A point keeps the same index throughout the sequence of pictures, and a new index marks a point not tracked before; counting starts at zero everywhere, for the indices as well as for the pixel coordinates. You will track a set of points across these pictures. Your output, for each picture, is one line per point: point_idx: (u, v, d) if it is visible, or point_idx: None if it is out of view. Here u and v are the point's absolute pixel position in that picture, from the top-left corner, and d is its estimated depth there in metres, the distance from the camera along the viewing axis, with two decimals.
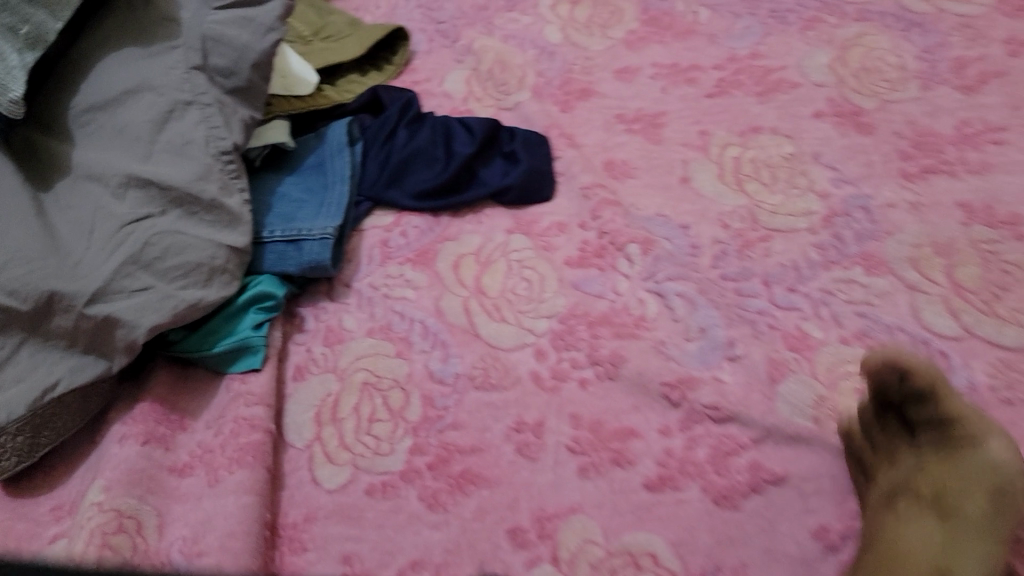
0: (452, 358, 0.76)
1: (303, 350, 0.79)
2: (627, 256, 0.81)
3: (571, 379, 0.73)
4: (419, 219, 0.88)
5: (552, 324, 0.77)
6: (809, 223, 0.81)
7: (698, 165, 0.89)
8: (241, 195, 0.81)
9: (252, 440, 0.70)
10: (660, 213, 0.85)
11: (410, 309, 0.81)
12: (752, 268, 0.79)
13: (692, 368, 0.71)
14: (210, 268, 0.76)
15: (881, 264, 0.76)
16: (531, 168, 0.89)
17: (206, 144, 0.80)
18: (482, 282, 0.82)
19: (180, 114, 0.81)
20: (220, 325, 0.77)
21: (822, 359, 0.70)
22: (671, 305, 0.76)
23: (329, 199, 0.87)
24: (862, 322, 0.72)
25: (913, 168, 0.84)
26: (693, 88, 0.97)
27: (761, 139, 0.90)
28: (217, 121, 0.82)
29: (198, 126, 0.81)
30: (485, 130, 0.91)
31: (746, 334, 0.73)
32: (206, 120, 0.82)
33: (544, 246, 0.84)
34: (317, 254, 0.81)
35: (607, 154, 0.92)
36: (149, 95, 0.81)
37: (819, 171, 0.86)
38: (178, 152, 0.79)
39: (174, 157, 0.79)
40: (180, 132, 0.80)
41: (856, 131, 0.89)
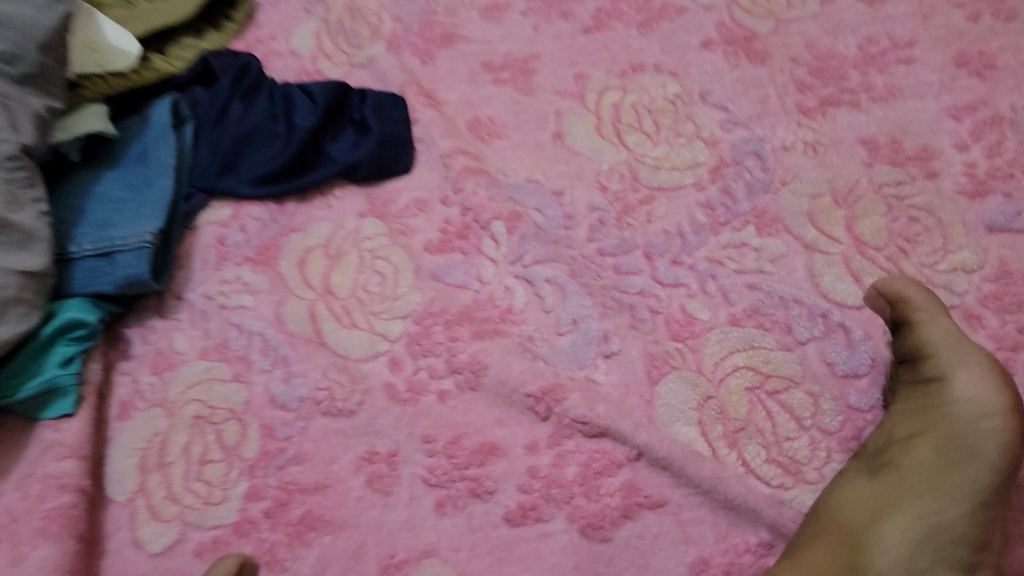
0: (295, 377, 0.66)
1: (129, 382, 0.69)
2: (492, 236, 0.71)
3: (429, 393, 0.64)
4: (260, 209, 0.77)
5: (408, 326, 0.67)
6: (696, 177, 0.71)
7: (573, 117, 0.78)
8: (34, 207, 0.69)
9: (62, 504, 0.60)
10: (531, 178, 0.74)
11: (248, 320, 0.70)
12: (632, 238, 0.69)
13: (562, 367, 0.62)
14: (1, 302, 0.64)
15: (775, 222, 0.66)
16: (384, 138, 0.77)
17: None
18: (331, 280, 0.72)
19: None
20: (23, 365, 0.66)
21: (706, 348, 0.61)
22: (539, 293, 0.67)
23: (150, 196, 0.75)
24: (754, 296, 0.63)
25: (812, 101, 0.73)
26: (568, 22, 0.85)
27: (643, 79, 0.79)
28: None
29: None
30: (328, 96, 0.79)
31: (623, 324, 0.63)
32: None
33: (401, 230, 0.74)
34: (133, 266, 0.70)
35: (471, 111, 0.80)
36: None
37: (707, 112, 0.75)
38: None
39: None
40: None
41: (748, 61, 0.78)
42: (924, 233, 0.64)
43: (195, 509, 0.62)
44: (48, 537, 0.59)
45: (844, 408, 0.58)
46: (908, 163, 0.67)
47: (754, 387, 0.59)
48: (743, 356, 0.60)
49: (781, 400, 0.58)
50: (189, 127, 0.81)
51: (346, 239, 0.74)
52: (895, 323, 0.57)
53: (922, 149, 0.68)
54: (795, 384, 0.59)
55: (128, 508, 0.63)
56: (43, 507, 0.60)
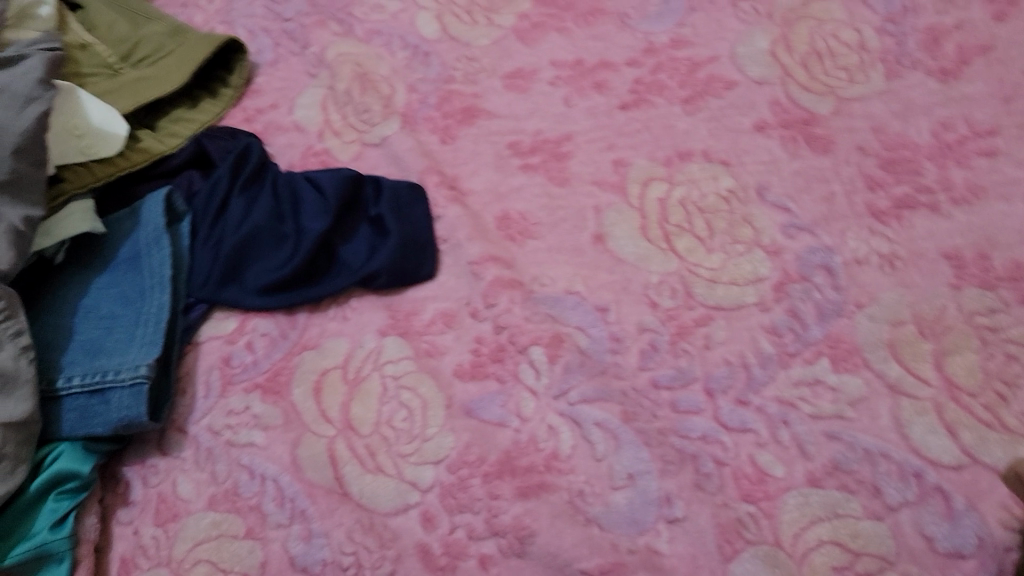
0: (316, 536, 0.59)
1: (129, 535, 0.62)
2: (531, 363, 0.63)
3: (468, 557, 0.57)
4: (268, 322, 0.69)
5: (440, 474, 0.60)
6: (759, 295, 0.63)
7: (614, 214, 0.70)
8: (14, 343, 0.61)
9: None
10: (570, 289, 0.66)
11: (260, 462, 0.63)
12: (690, 369, 0.61)
13: (621, 533, 0.55)
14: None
15: (851, 355, 0.59)
16: (404, 241, 0.69)
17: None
18: (351, 413, 0.64)
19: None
20: (9, 527, 0.59)
21: (783, 515, 0.54)
22: (588, 438, 0.59)
23: (144, 313, 0.67)
24: (834, 448, 0.56)
25: (884, 201, 0.66)
26: (603, 96, 0.77)
27: (692, 169, 0.71)
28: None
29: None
30: (340, 192, 0.71)
31: (686, 485, 0.56)
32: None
33: (427, 351, 0.66)
34: (128, 408, 0.62)
35: (500, 205, 0.72)
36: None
37: (766, 213, 0.67)
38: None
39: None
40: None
41: (808, 149, 0.70)
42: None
43: None
44: None
45: None
46: (998, 285, 0.60)
47: (842, 567, 0.52)
48: (828, 527, 0.53)
49: None
50: (186, 223, 0.73)
51: (366, 362, 0.66)
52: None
53: (1014, 267, 0.61)
54: (890, 565, 0.51)
55: None
56: None
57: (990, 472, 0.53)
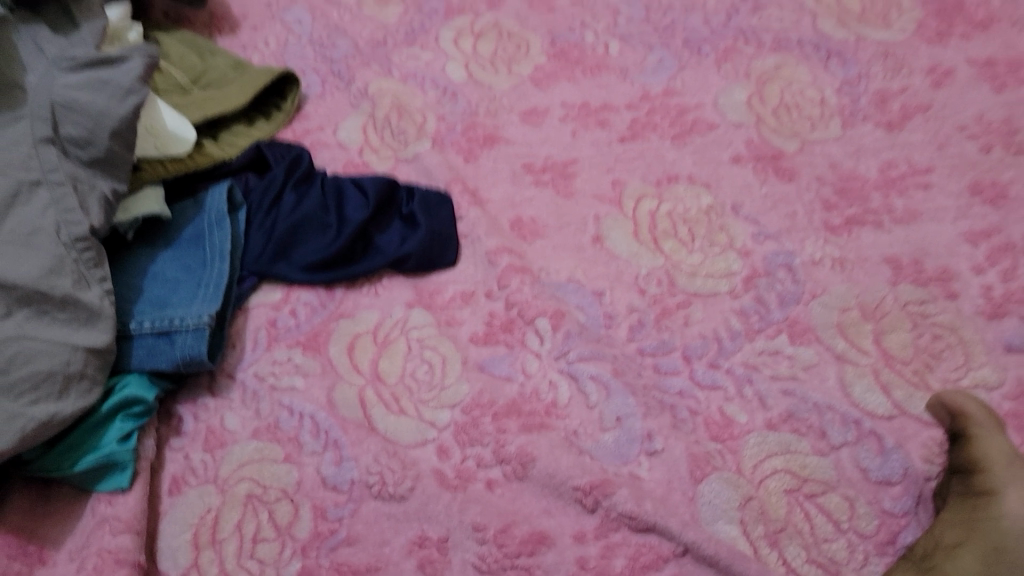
0: (346, 460, 0.68)
1: (180, 458, 0.71)
2: (537, 331, 0.74)
3: (477, 480, 0.66)
4: (310, 294, 0.80)
5: (456, 415, 0.70)
6: (731, 286, 0.75)
7: (611, 221, 0.82)
8: (100, 286, 0.73)
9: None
10: (572, 278, 0.78)
11: (299, 403, 0.72)
12: (671, 340, 0.72)
13: (608, 462, 0.65)
14: (65, 375, 0.67)
15: (806, 332, 0.71)
16: (431, 232, 0.81)
17: (56, 228, 0.71)
18: (380, 366, 0.74)
19: (26, 194, 0.72)
20: (82, 438, 0.68)
21: (745, 450, 0.64)
22: (583, 389, 0.70)
23: (206, 278, 0.78)
24: (789, 402, 0.67)
25: (837, 219, 0.79)
26: (605, 131, 0.90)
27: (678, 189, 0.84)
28: (69, 201, 0.73)
29: (49, 208, 0.72)
30: (379, 190, 0.83)
31: (665, 425, 0.67)
32: (56, 199, 0.73)
33: (447, 321, 0.77)
34: (191, 347, 0.72)
35: (514, 210, 0.84)
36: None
37: (739, 224, 0.80)
38: (26, 239, 0.70)
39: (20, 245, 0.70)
40: (26, 217, 0.71)
41: (776, 177, 0.83)
42: (945, 352, 0.68)
43: None
44: None
45: (880, 512, 0.61)
46: (930, 284, 0.73)
47: (792, 489, 0.62)
48: (782, 460, 0.63)
49: (819, 503, 0.61)
50: (242, 213, 0.84)
51: (393, 328, 0.77)
52: (953, 435, 0.61)
53: (942, 271, 0.73)
54: (832, 488, 0.62)
55: None
56: None
57: (917, 421, 0.65)
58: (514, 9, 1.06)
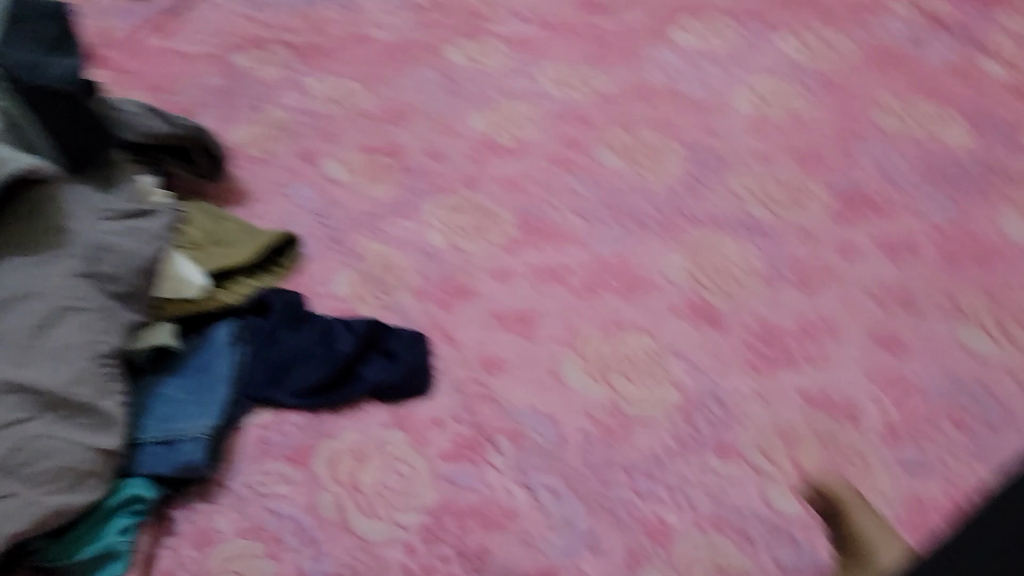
0: (322, 556, 0.77)
1: (171, 554, 0.79)
2: (498, 449, 0.84)
3: (438, 573, 0.74)
4: (298, 416, 0.91)
5: (423, 518, 0.79)
6: (667, 412, 0.86)
7: (566, 359, 0.94)
8: (116, 398, 0.83)
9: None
10: (530, 405, 0.89)
11: (283, 507, 0.81)
12: (615, 457, 0.82)
13: (557, 557, 0.75)
14: (81, 471, 0.77)
15: (731, 451, 0.82)
16: (408, 365, 0.92)
17: (87, 346, 0.83)
18: (357, 478, 0.83)
19: (65, 317, 0.84)
20: (86, 530, 0.77)
21: (676, 545, 0.75)
22: (537, 496, 0.80)
23: (207, 398, 0.88)
24: (715, 509, 0.78)
25: (759, 360, 0.91)
26: (563, 288, 1.04)
27: (624, 335, 0.97)
28: (98, 325, 0.86)
29: (83, 329, 0.84)
30: (365, 328, 0.95)
31: (606, 525, 0.76)
32: (90, 323, 0.85)
33: (418, 440, 0.86)
34: (191, 454, 0.82)
35: (484, 351, 0.96)
36: (35, 301, 0.83)
37: (675, 363, 0.92)
38: (59, 355, 0.82)
39: (55, 359, 0.81)
40: (62, 334, 0.83)
41: (708, 326, 0.96)
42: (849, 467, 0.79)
43: None
44: None
45: None
46: (840, 415, 0.85)
47: None
48: (706, 554, 0.75)
49: None
50: (243, 347, 0.96)
51: (370, 446, 0.86)
52: (828, 515, 0.73)
53: (848, 403, 0.86)
54: None
55: None
56: None
57: (824, 523, 0.74)
58: (488, 189, 1.23)
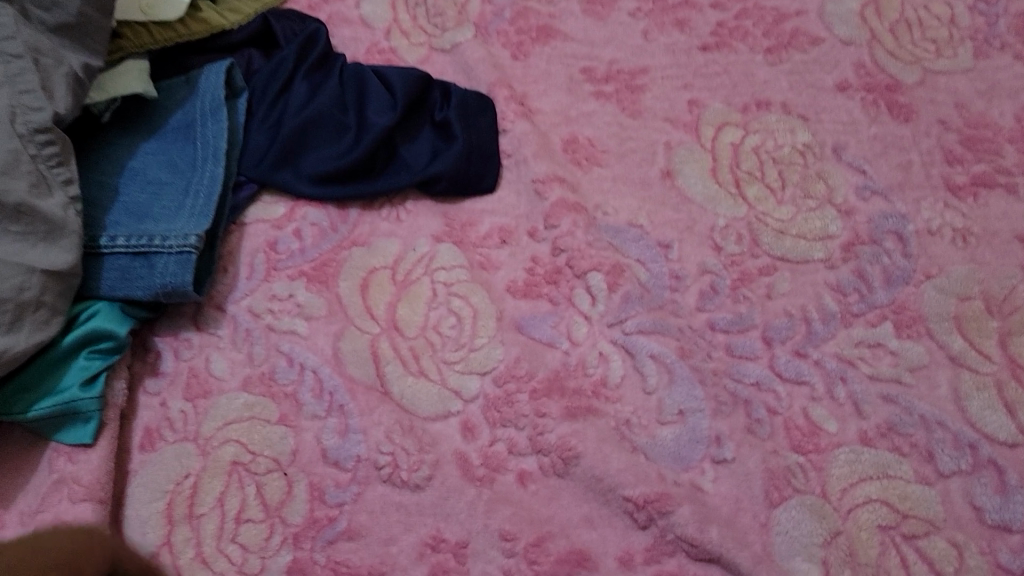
0: (352, 432, 0.57)
1: (156, 406, 0.60)
2: (588, 288, 0.62)
3: (507, 471, 0.55)
4: (318, 212, 0.67)
5: (486, 386, 0.58)
6: (827, 252, 0.62)
7: (685, 153, 0.68)
8: (63, 191, 0.58)
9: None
10: (633, 222, 0.65)
11: (300, 352, 0.61)
12: (750, 315, 0.60)
13: (665, 466, 0.54)
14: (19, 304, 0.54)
15: (915, 322, 0.59)
16: (469, 149, 0.67)
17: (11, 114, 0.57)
18: (397, 313, 0.62)
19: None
20: (38, 378, 0.57)
21: (833, 469, 0.53)
22: (640, 369, 0.58)
23: (195, 184, 0.64)
24: (890, 411, 0.55)
25: (961, 178, 0.65)
26: (683, 34, 0.74)
27: (768, 119, 0.69)
28: (27, 79, 0.58)
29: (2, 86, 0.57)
30: (409, 90, 0.68)
31: (738, 427, 0.55)
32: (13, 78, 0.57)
33: (481, 263, 0.64)
34: (172, 274, 0.60)
35: (568, 128, 0.70)
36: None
37: (840, 173, 0.66)
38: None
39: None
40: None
41: (889, 116, 0.69)
42: None
43: None
44: None
45: (994, 566, 0.50)
46: None
47: (888, 526, 0.52)
48: (877, 486, 0.53)
49: (919, 547, 0.51)
50: (243, 100, 0.70)
51: (415, 266, 0.64)
52: None
53: None
54: (937, 529, 0.51)
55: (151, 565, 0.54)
56: None
57: None
58: None
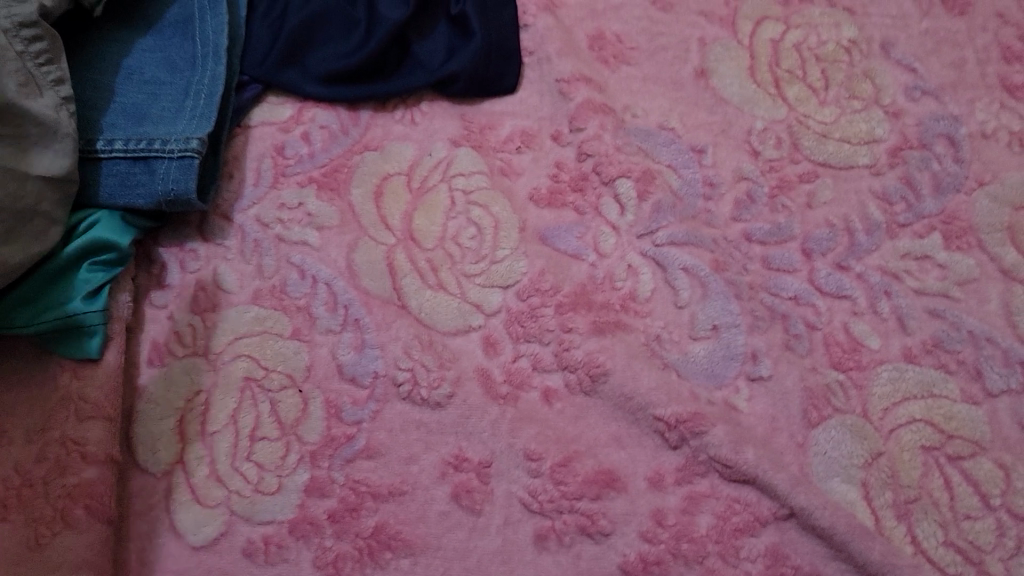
0: (369, 347, 0.55)
1: (163, 319, 0.57)
2: (616, 196, 0.58)
3: (532, 389, 0.53)
4: (328, 114, 0.63)
5: (509, 299, 0.55)
6: (873, 157, 0.58)
7: (720, 49, 0.63)
8: (55, 92, 0.55)
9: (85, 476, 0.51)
10: (664, 125, 0.60)
11: (312, 264, 0.58)
12: (789, 225, 0.56)
13: (698, 384, 0.52)
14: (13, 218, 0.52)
15: (966, 233, 0.55)
16: (489, 46, 0.62)
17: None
18: (414, 223, 0.59)
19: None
20: (38, 290, 0.54)
21: (875, 387, 0.51)
22: (672, 282, 0.55)
23: (195, 82, 0.60)
24: (937, 328, 0.52)
25: (1019, 77, 0.61)
26: None
27: (811, 11, 0.64)
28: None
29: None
30: None
31: (775, 343, 0.52)
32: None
33: (501, 169, 0.60)
34: (176, 181, 0.57)
35: (594, 22, 0.65)
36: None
37: (889, 71, 0.61)
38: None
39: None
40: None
41: (943, 9, 0.64)
42: None
43: (244, 497, 0.52)
44: (70, 524, 0.49)
45: None
46: None
47: (932, 447, 0.49)
48: (921, 406, 0.50)
49: (964, 469, 0.49)
50: None
51: (431, 173, 0.60)
52: None
53: None
54: (983, 450, 0.49)
55: (164, 485, 0.52)
56: (63, 482, 0.50)
57: None
58: None
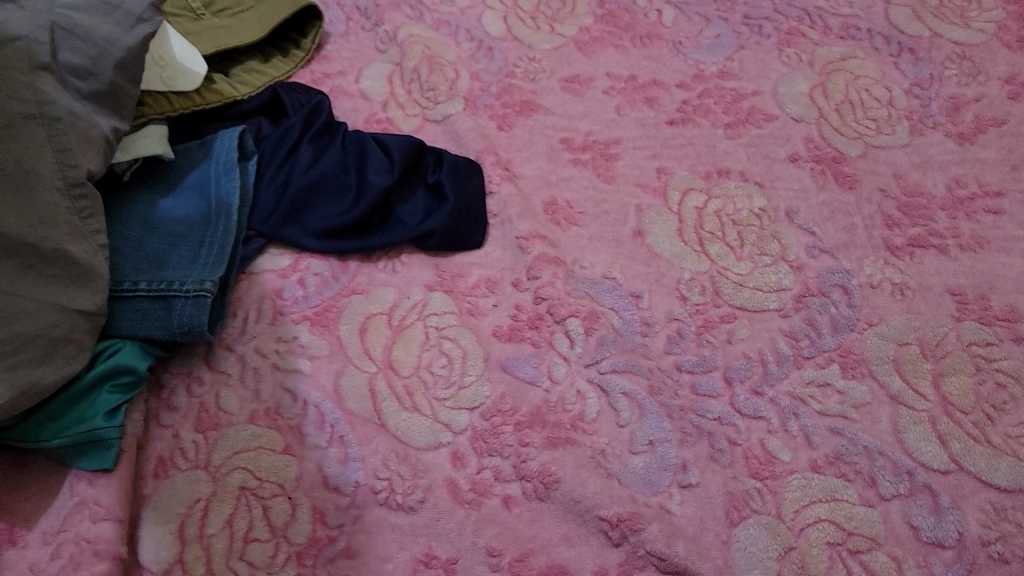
0: (352, 460, 0.63)
1: (169, 437, 0.65)
2: (567, 332, 0.68)
3: (493, 495, 0.61)
4: (321, 263, 0.74)
5: (474, 419, 0.64)
6: (781, 302, 0.69)
7: (654, 214, 0.75)
8: (94, 239, 0.65)
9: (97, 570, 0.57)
10: (607, 275, 0.72)
11: (303, 389, 0.66)
12: (712, 357, 0.67)
13: (637, 491, 0.60)
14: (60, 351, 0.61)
15: (859, 364, 0.66)
16: (460, 208, 0.74)
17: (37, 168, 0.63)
18: (393, 354, 0.68)
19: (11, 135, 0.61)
20: (63, 409, 0.62)
21: (787, 493, 0.59)
22: (614, 405, 0.64)
23: (209, 236, 0.71)
24: (838, 442, 0.62)
25: (899, 239, 0.73)
26: (652, 110, 0.83)
27: (728, 185, 0.77)
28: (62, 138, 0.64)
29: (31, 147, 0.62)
30: (406, 155, 0.76)
31: (702, 455, 0.61)
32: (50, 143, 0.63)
33: (469, 310, 0.70)
34: (190, 316, 0.66)
35: (549, 191, 0.77)
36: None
37: (793, 233, 0.74)
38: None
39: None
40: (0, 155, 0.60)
41: (836, 184, 0.77)
42: (1008, 403, 0.64)
43: None
44: None
45: None
46: (995, 323, 0.68)
47: (835, 542, 0.58)
48: (826, 507, 0.59)
49: (863, 561, 0.57)
50: (252, 163, 0.76)
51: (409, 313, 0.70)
52: None
53: (1009, 309, 0.69)
54: (878, 545, 0.57)
55: None
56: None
57: (973, 478, 0.60)
58: None
